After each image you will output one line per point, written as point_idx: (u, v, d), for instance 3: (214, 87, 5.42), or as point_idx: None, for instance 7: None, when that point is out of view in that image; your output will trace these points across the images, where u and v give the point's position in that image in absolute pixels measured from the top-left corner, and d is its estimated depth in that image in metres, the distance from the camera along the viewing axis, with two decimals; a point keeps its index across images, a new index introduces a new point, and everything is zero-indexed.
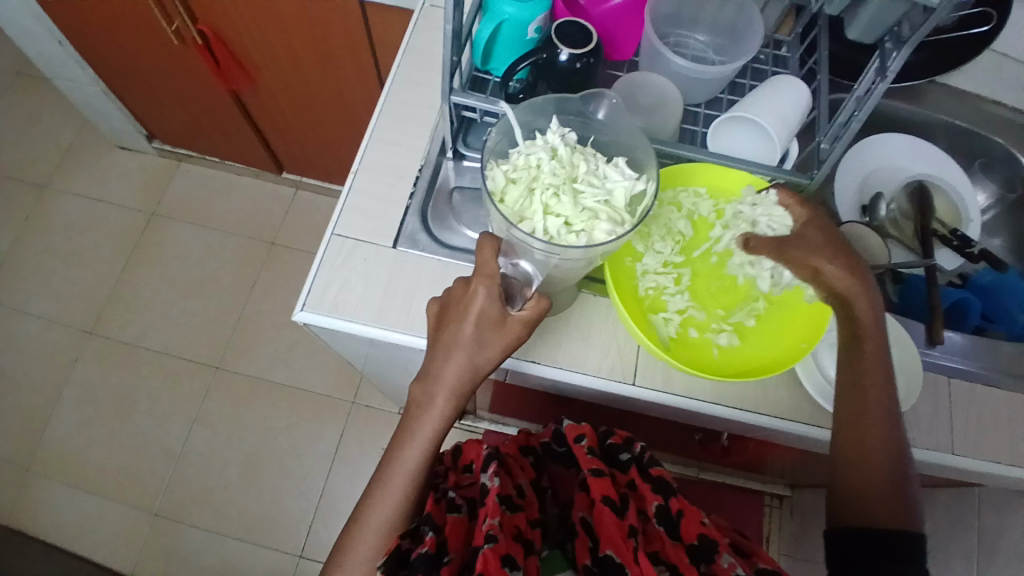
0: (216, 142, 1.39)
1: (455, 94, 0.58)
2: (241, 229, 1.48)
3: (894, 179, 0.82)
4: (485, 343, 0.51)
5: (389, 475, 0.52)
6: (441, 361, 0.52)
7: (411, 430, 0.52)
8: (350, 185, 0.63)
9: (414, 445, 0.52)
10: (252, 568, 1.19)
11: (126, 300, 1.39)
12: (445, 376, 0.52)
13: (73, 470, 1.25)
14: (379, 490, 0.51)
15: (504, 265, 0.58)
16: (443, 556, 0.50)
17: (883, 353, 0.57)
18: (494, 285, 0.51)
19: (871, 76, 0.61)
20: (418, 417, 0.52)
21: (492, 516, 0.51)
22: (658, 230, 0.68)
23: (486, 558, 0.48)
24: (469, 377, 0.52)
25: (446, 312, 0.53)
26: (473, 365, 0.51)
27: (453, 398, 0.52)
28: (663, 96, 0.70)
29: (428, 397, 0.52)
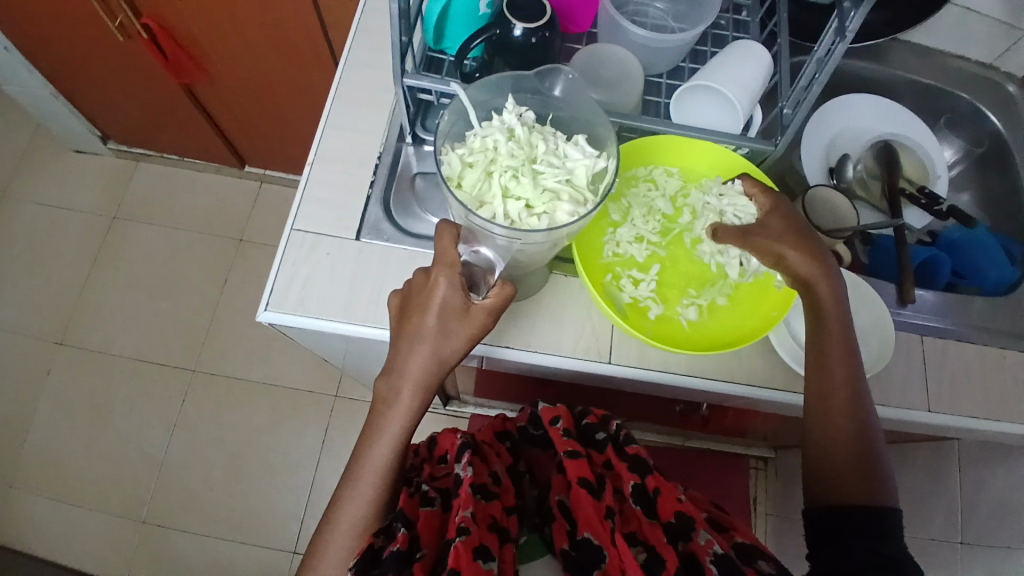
0: (173, 139, 1.43)
1: (408, 76, 0.65)
2: (207, 227, 1.50)
3: (858, 141, 0.87)
4: (450, 332, 0.49)
5: (357, 473, 0.51)
6: (407, 353, 0.50)
7: (377, 429, 0.51)
8: (309, 177, 0.73)
9: (381, 445, 0.51)
10: (245, 565, 1.25)
11: (94, 308, 1.42)
12: (410, 369, 0.50)
13: (56, 483, 1.30)
14: (349, 490, 0.51)
15: (464, 252, 0.54)
16: (415, 552, 0.51)
17: (845, 323, 0.59)
18: (456, 273, 0.49)
19: (829, 37, 0.58)
20: (383, 413, 0.51)
21: (464, 508, 0.52)
22: (637, 207, 0.69)
23: (457, 551, 0.49)
24: (436, 369, 0.50)
25: (407, 305, 0.50)
26: (438, 358, 0.50)
27: (420, 391, 0.50)
28: (623, 68, 0.70)
29: (394, 392, 0.50)
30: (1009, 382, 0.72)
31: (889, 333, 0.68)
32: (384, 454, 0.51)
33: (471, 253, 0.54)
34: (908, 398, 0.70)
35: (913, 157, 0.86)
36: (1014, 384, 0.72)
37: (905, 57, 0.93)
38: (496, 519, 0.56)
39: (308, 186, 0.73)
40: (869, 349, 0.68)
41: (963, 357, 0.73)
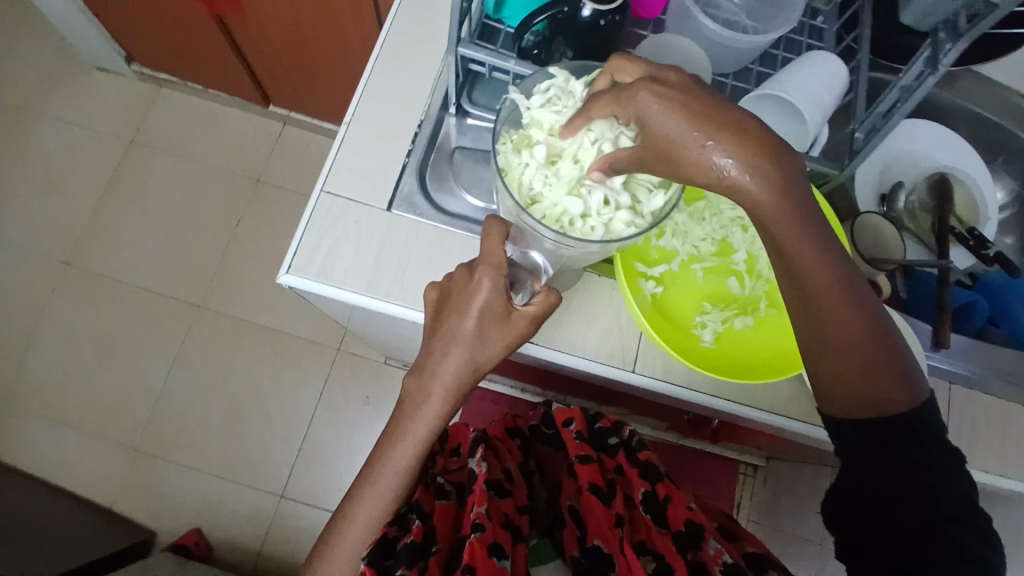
0: (198, 69, 1.38)
1: (463, 45, 0.62)
2: (224, 163, 1.46)
3: (913, 168, 0.84)
4: (488, 338, 0.48)
5: (379, 466, 0.50)
6: (440, 355, 0.48)
7: (404, 428, 0.50)
8: (344, 137, 0.70)
9: (406, 444, 0.50)
10: (233, 504, 1.27)
11: (104, 233, 1.40)
12: (443, 371, 0.48)
13: (52, 405, 1.30)
14: (369, 486, 0.50)
15: (513, 252, 0.53)
16: (431, 545, 0.51)
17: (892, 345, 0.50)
18: (500, 277, 0.47)
19: (919, 64, 0.55)
20: (411, 411, 0.49)
21: (480, 504, 0.51)
22: (710, 216, 0.66)
23: (472, 546, 0.48)
24: (469, 373, 0.48)
25: (446, 302, 0.48)
26: (473, 363, 0.48)
27: (450, 394, 0.48)
28: (688, 58, 0.66)
29: (423, 392, 0.48)
30: None
31: None
32: (408, 454, 0.50)
33: (516, 252, 0.52)
34: None
35: (965, 193, 0.83)
36: None
37: (969, 87, 0.89)
38: (508, 517, 0.55)
39: (342, 148, 0.70)
40: None
41: (986, 408, 0.72)
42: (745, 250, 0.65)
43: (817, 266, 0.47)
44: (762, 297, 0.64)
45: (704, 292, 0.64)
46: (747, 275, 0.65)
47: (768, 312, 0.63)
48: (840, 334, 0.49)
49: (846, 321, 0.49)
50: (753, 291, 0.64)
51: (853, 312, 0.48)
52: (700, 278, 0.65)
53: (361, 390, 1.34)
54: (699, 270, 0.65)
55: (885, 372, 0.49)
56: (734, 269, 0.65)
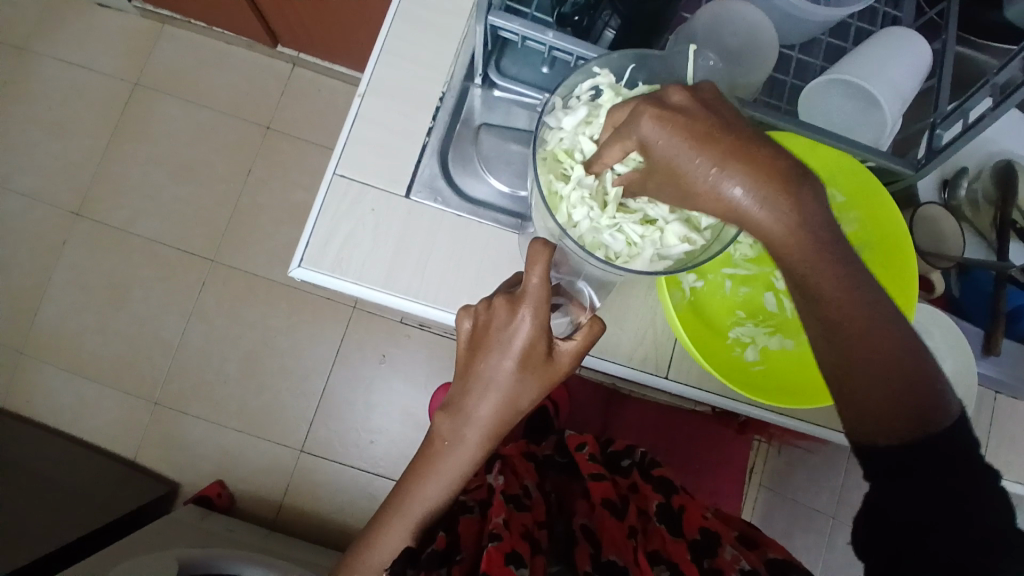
0: (201, 5, 1.28)
1: (493, 13, 0.55)
2: (234, 108, 1.39)
3: (980, 152, 0.76)
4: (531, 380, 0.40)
5: (403, 501, 0.44)
6: (476, 395, 0.40)
7: (432, 469, 0.43)
8: (358, 111, 0.64)
9: (434, 482, 0.43)
10: (253, 458, 1.28)
11: (113, 180, 1.35)
12: (480, 412, 0.40)
13: (70, 357, 1.30)
14: (394, 517, 0.44)
15: (558, 279, 0.49)
16: (454, 554, 0.49)
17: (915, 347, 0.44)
18: (546, 310, 0.38)
19: (1021, 60, 0.47)
20: (442, 453, 0.42)
21: (497, 514, 0.50)
22: None
23: (489, 555, 0.46)
24: (510, 415, 0.41)
25: (480, 337, 0.40)
26: (515, 406, 0.41)
27: (489, 436, 0.42)
28: (756, 33, 0.58)
29: (457, 433, 0.41)
30: None
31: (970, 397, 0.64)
32: (439, 492, 0.43)
33: (561, 277, 0.48)
34: None
35: None
36: None
37: None
38: (528, 529, 0.52)
39: (357, 126, 0.63)
40: None
41: None
42: None
43: (882, 299, 0.43)
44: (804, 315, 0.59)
45: (736, 305, 0.60)
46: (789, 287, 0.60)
47: None
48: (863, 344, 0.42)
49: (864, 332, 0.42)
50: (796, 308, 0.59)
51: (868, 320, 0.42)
52: (729, 288, 0.60)
53: (377, 349, 1.33)
54: (729, 278, 0.60)
55: (912, 385, 0.43)
56: (772, 282, 0.60)
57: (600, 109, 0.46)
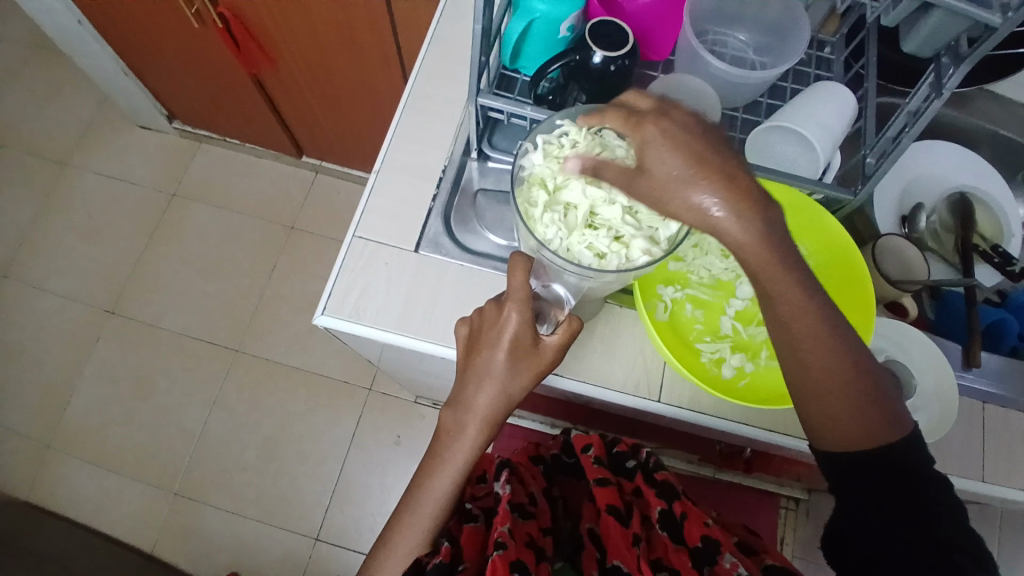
0: (235, 123, 1.45)
1: (482, 95, 0.65)
2: (260, 211, 1.53)
3: (934, 190, 0.84)
4: (519, 371, 0.47)
5: (416, 498, 0.49)
6: (473, 388, 0.47)
7: (440, 459, 0.48)
8: (374, 183, 0.73)
9: (443, 475, 0.48)
10: (269, 547, 1.27)
11: (146, 281, 1.47)
12: (479, 404, 0.47)
13: (95, 449, 1.34)
14: (409, 515, 0.49)
15: (537, 286, 0.54)
16: (458, 564, 0.48)
17: (859, 391, 0.49)
18: (530, 308, 0.46)
19: (924, 89, 0.56)
20: (449, 443, 0.48)
21: (502, 522, 0.50)
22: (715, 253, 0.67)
23: (493, 563, 0.46)
24: (503, 407, 0.47)
25: (477, 337, 0.48)
26: (507, 395, 0.47)
27: (486, 426, 0.47)
28: (702, 99, 0.69)
29: (460, 425, 0.47)
30: None
31: (953, 400, 0.65)
32: (446, 484, 0.48)
33: (541, 287, 0.54)
34: (962, 465, 0.68)
35: (988, 213, 0.83)
36: None
37: (984, 108, 0.91)
38: (532, 538, 0.53)
39: (373, 194, 0.73)
40: (928, 413, 0.65)
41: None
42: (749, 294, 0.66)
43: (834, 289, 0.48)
44: (762, 341, 0.64)
45: (696, 324, 0.65)
46: (745, 314, 0.65)
47: (770, 358, 0.63)
48: (852, 433, 0.50)
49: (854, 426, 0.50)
50: (751, 330, 0.65)
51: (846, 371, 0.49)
52: (688, 312, 0.65)
53: (393, 430, 1.36)
54: (689, 303, 0.66)
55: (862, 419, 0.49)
56: (727, 309, 0.66)
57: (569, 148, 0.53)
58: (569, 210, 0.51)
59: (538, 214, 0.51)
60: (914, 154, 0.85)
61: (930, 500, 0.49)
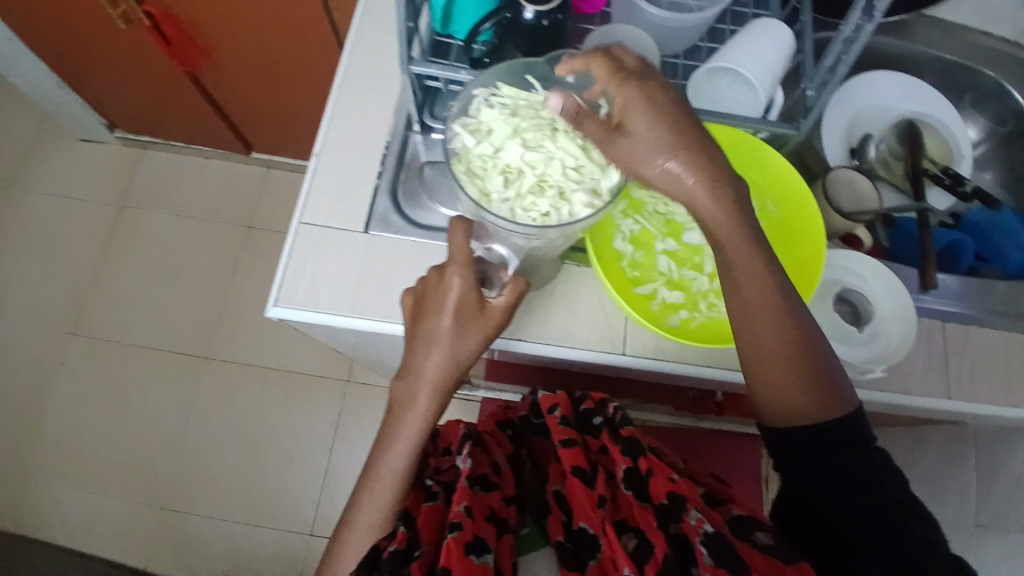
0: (181, 126, 1.41)
1: (414, 63, 0.62)
2: (215, 213, 1.49)
3: (882, 118, 0.84)
4: (465, 334, 0.47)
5: (374, 475, 0.49)
6: (421, 354, 0.47)
7: (394, 432, 0.48)
8: (316, 166, 0.71)
9: (398, 448, 0.48)
10: (262, 547, 1.27)
11: (107, 296, 1.43)
12: (427, 372, 0.47)
13: (76, 471, 1.32)
14: (368, 494, 0.49)
15: (476, 248, 0.52)
16: (414, 550, 0.47)
17: (798, 353, 0.52)
18: (471, 270, 0.46)
19: (856, 15, 0.55)
20: (402, 416, 0.48)
21: (458, 502, 0.50)
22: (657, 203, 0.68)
23: (447, 547, 0.46)
24: (452, 373, 0.47)
25: (423, 303, 0.48)
26: (455, 360, 0.47)
27: (436, 393, 0.47)
28: (639, 49, 0.68)
29: (411, 395, 0.48)
30: None
31: (913, 318, 0.65)
32: (402, 458, 0.48)
33: (482, 247, 0.51)
34: (927, 384, 0.69)
35: (936, 138, 0.83)
36: None
37: (930, 32, 0.90)
38: (494, 510, 0.54)
39: (316, 177, 0.70)
40: (889, 335, 0.65)
41: (985, 345, 0.71)
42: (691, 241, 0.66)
43: None
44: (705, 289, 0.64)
45: (642, 271, 0.65)
46: (688, 262, 0.66)
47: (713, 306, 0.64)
48: (807, 402, 0.52)
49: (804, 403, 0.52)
50: (686, 271, 0.65)
51: (796, 346, 0.52)
52: (632, 256, 0.65)
53: (375, 418, 1.35)
54: (634, 250, 0.66)
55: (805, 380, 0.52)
56: (669, 256, 0.66)
57: (499, 107, 0.52)
58: (510, 175, 0.50)
59: (480, 181, 0.50)
60: (860, 85, 0.84)
61: (868, 454, 0.52)
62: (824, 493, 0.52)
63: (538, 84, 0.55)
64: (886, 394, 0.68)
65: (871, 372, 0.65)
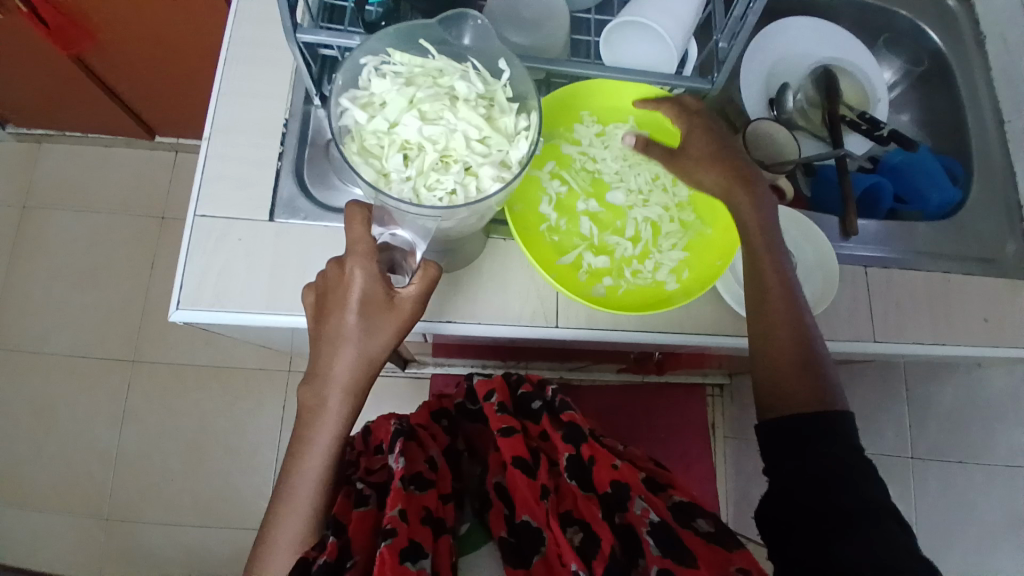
0: (76, 115, 1.30)
1: (301, 31, 0.56)
2: (126, 206, 1.39)
3: (799, 66, 0.84)
4: (376, 329, 0.46)
5: (291, 485, 0.48)
6: (330, 354, 0.46)
7: (306, 439, 0.47)
8: (207, 152, 0.66)
9: (313, 455, 0.47)
10: (218, 549, 1.23)
11: (16, 305, 1.33)
12: (336, 374, 0.46)
13: (6, 494, 1.24)
14: (284, 505, 0.48)
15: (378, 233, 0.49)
16: (345, 561, 0.47)
17: (800, 347, 0.57)
18: (372, 263, 0.45)
19: None
20: (312, 422, 0.47)
21: (392, 507, 0.49)
22: (582, 162, 0.66)
23: (381, 557, 0.45)
24: (365, 369, 0.47)
25: (325, 301, 0.47)
26: (366, 356, 0.46)
27: (348, 395, 0.47)
28: (546, 5, 0.64)
29: (320, 399, 0.47)
30: (951, 303, 0.73)
31: (834, 265, 0.65)
32: (319, 465, 0.47)
33: (384, 233, 0.48)
34: (854, 330, 0.71)
35: (853, 82, 0.83)
36: (958, 306, 0.73)
37: None
38: (429, 510, 0.54)
39: (209, 164, 0.65)
40: (813, 287, 0.66)
41: (909, 286, 0.73)
42: (615, 204, 0.65)
43: None
44: (627, 254, 0.64)
45: (564, 236, 0.63)
46: (612, 227, 0.64)
47: (635, 272, 0.63)
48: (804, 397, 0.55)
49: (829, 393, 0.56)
50: (607, 236, 0.64)
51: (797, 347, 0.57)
52: (555, 220, 0.64)
53: None
54: (558, 214, 0.64)
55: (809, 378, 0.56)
56: (592, 219, 0.64)
57: (391, 77, 0.48)
58: (410, 152, 0.46)
59: (377, 161, 0.46)
60: (774, 34, 0.84)
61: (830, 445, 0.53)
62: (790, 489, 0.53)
63: (432, 48, 0.50)
64: None
65: None
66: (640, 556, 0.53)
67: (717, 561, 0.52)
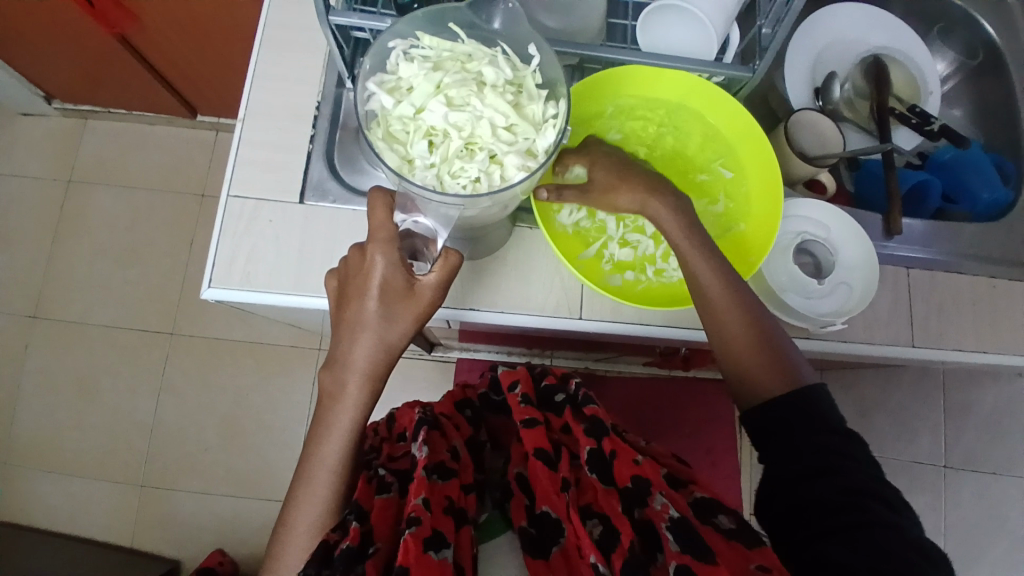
0: (122, 94, 1.33)
1: (334, 14, 0.55)
2: (167, 184, 1.43)
3: (847, 55, 0.80)
4: (395, 316, 0.47)
5: (311, 470, 0.49)
6: (351, 340, 0.47)
7: (326, 424, 0.48)
8: (240, 134, 0.66)
9: (333, 439, 0.48)
10: (248, 519, 1.27)
11: (64, 277, 1.38)
12: (355, 359, 0.47)
13: (52, 458, 1.30)
14: (304, 489, 0.49)
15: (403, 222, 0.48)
16: (369, 547, 0.47)
17: (761, 330, 0.55)
18: (393, 250, 0.46)
19: None
20: (333, 408, 0.48)
21: (416, 496, 0.49)
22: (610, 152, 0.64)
23: (405, 544, 0.45)
24: (383, 356, 0.47)
25: (346, 288, 0.47)
26: (385, 343, 0.47)
27: (367, 380, 0.48)
28: None
29: (339, 385, 0.47)
30: (998, 309, 0.70)
31: (874, 266, 0.63)
32: (337, 449, 0.48)
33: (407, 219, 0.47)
34: (892, 334, 0.68)
35: (904, 72, 0.79)
36: (1006, 312, 0.70)
37: None
38: (452, 500, 0.53)
39: (242, 146, 0.66)
40: (850, 281, 0.63)
41: (954, 290, 0.69)
42: None
43: None
44: (649, 248, 0.62)
45: (586, 226, 0.62)
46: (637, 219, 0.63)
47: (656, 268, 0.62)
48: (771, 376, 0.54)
49: (777, 384, 0.54)
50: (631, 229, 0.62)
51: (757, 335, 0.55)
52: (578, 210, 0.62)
53: None
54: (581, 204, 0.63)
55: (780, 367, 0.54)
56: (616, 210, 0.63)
57: (419, 60, 0.47)
58: (435, 138, 0.46)
59: (402, 146, 0.46)
60: (822, 20, 0.80)
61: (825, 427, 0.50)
62: (797, 480, 0.49)
63: (462, 32, 0.49)
64: (849, 344, 0.67)
65: (833, 325, 0.63)
66: (658, 551, 0.51)
67: (739, 561, 0.49)
